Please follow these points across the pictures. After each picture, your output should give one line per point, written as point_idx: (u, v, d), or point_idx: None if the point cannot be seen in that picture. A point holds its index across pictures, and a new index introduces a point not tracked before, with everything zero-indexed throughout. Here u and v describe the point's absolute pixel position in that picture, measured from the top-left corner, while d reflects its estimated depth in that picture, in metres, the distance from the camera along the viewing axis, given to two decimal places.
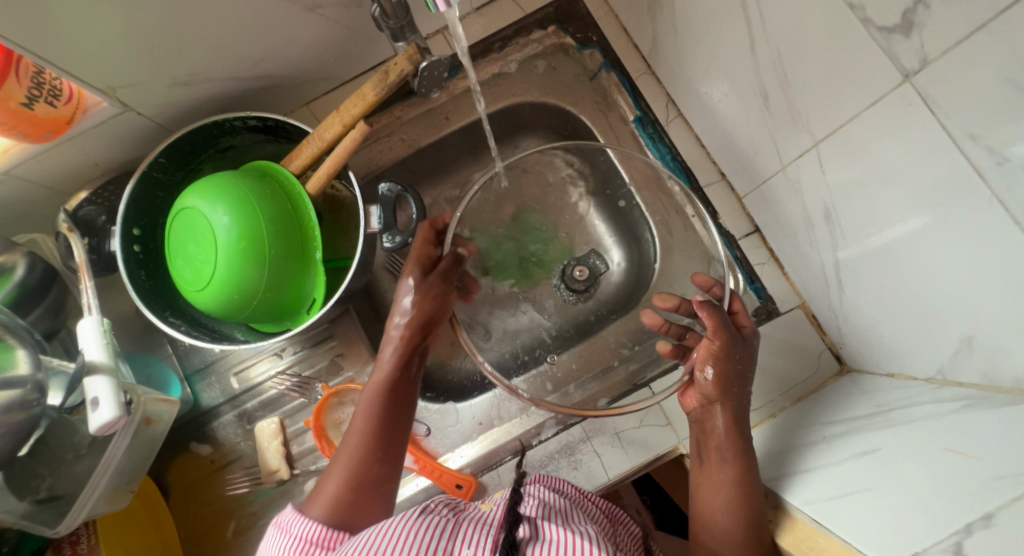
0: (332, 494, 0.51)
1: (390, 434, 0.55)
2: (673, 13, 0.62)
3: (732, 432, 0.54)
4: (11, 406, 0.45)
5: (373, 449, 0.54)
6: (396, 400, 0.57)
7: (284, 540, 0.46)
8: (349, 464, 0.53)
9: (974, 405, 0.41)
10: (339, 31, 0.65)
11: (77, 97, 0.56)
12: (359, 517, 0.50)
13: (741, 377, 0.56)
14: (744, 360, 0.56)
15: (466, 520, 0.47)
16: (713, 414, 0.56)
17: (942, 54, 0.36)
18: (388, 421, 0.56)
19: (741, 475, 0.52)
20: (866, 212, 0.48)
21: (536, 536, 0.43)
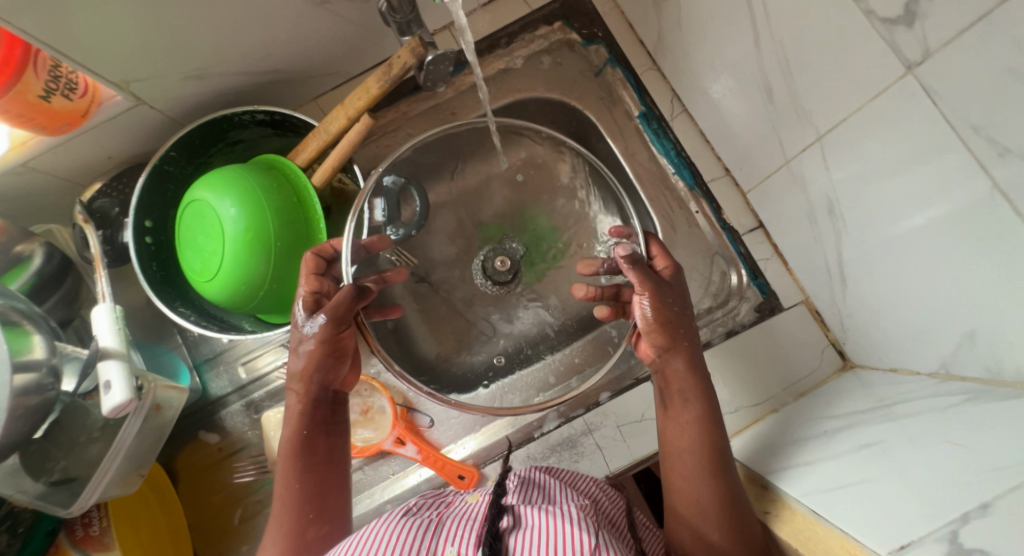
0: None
1: (314, 500, 0.53)
2: (678, 8, 0.63)
3: (693, 375, 0.56)
4: (29, 390, 0.46)
5: (297, 521, 0.52)
6: (309, 463, 0.54)
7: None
8: (276, 539, 0.51)
9: (976, 399, 0.41)
10: (347, 26, 0.66)
11: (93, 91, 0.58)
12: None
13: (683, 317, 0.57)
14: (678, 301, 0.58)
15: (449, 519, 0.47)
16: (671, 362, 0.56)
17: (945, 45, 0.36)
18: (307, 486, 0.54)
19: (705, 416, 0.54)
20: (869, 205, 0.48)
21: (517, 525, 0.43)
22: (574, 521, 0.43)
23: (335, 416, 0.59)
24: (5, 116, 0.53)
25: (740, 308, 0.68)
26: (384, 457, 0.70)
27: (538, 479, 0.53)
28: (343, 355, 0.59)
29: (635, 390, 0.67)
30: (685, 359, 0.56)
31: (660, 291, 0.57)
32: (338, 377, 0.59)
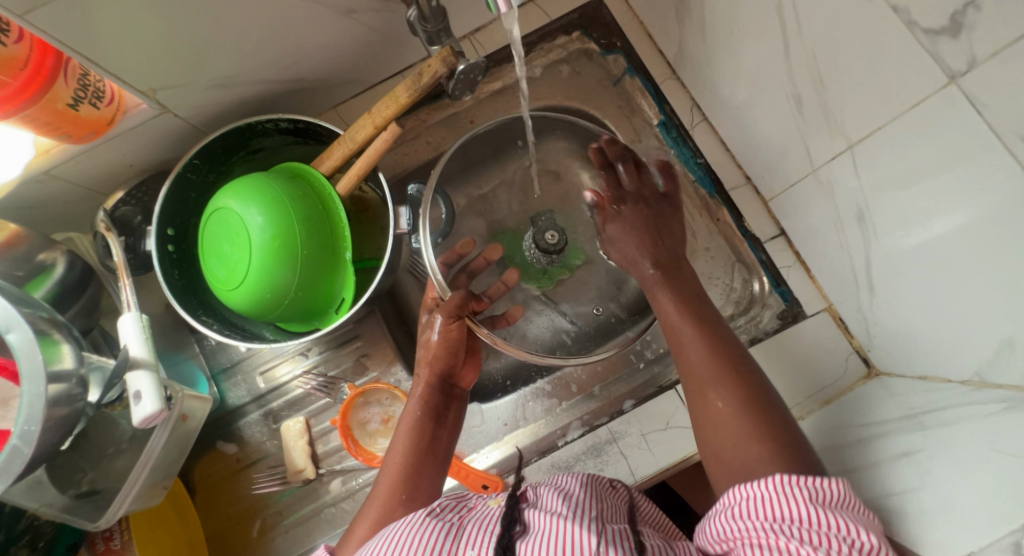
0: (363, 528, 0.50)
1: (416, 471, 0.55)
2: (701, 18, 0.63)
3: (660, 258, 0.64)
4: (60, 400, 0.45)
5: (399, 484, 0.54)
6: (419, 440, 0.58)
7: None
8: (378, 497, 0.53)
9: (1016, 406, 0.41)
10: (371, 35, 0.66)
11: (118, 99, 0.58)
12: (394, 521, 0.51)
13: (645, 214, 0.68)
14: (637, 214, 0.68)
15: (471, 522, 0.46)
16: (650, 273, 0.63)
17: (991, 56, 0.36)
18: (414, 458, 0.56)
19: (695, 315, 0.56)
20: (902, 213, 0.48)
21: (530, 530, 0.43)
22: (580, 523, 0.43)
23: (446, 410, 0.63)
24: (32, 123, 0.52)
25: (763, 315, 0.68)
26: None
27: (562, 478, 0.51)
28: (460, 353, 0.64)
29: (661, 397, 0.67)
30: (647, 253, 0.65)
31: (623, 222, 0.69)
32: (452, 375, 0.65)
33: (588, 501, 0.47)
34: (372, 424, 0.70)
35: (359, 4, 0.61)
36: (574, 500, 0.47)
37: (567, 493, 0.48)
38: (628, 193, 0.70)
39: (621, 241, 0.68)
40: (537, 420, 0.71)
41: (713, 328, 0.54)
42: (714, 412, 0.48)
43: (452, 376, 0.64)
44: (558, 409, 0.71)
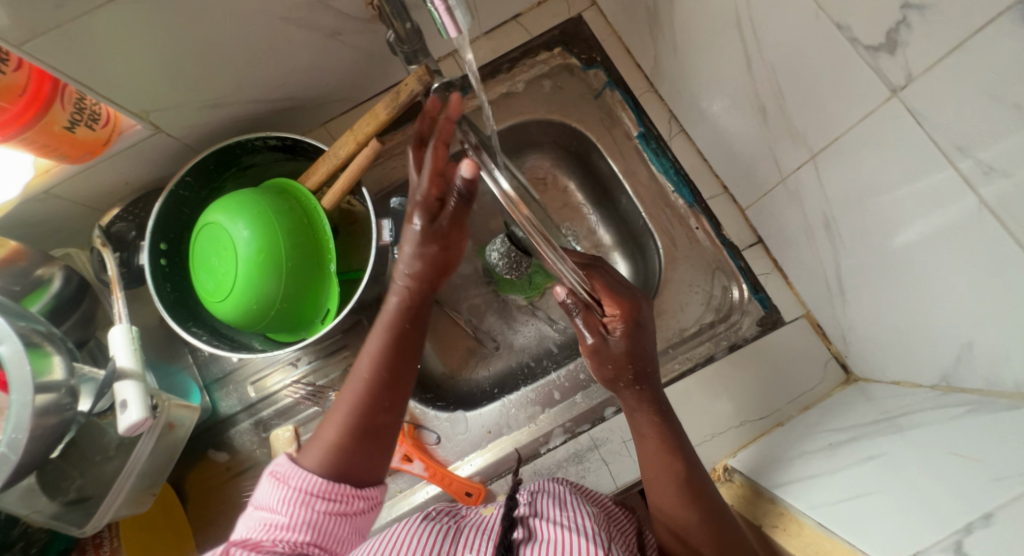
0: (326, 441, 0.53)
1: (391, 388, 0.55)
2: (672, 34, 0.65)
3: (649, 414, 0.57)
4: (50, 409, 0.48)
5: (371, 405, 0.54)
6: (399, 357, 0.56)
7: (284, 490, 0.48)
8: (347, 415, 0.53)
9: (977, 409, 0.42)
10: (356, 56, 0.69)
11: (114, 121, 0.60)
12: (362, 438, 0.53)
13: (624, 368, 0.57)
14: (624, 357, 0.57)
15: (467, 527, 0.52)
16: (645, 444, 0.56)
17: (927, 70, 0.37)
18: (390, 376, 0.55)
19: (689, 478, 0.54)
20: (863, 221, 0.49)
21: (531, 538, 0.49)
22: (585, 533, 0.48)
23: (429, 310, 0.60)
24: (31, 146, 0.55)
25: (742, 323, 0.68)
26: (392, 475, 0.70)
27: (551, 486, 0.57)
28: (453, 262, 0.59)
29: None
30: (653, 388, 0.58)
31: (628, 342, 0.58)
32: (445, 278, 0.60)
33: (579, 505, 0.52)
34: None
35: (342, 27, 0.63)
36: (568, 506, 0.52)
37: (560, 499, 0.53)
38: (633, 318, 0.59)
39: (613, 363, 0.57)
40: (519, 428, 0.71)
41: (697, 484, 0.53)
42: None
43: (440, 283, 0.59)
44: (539, 417, 0.71)
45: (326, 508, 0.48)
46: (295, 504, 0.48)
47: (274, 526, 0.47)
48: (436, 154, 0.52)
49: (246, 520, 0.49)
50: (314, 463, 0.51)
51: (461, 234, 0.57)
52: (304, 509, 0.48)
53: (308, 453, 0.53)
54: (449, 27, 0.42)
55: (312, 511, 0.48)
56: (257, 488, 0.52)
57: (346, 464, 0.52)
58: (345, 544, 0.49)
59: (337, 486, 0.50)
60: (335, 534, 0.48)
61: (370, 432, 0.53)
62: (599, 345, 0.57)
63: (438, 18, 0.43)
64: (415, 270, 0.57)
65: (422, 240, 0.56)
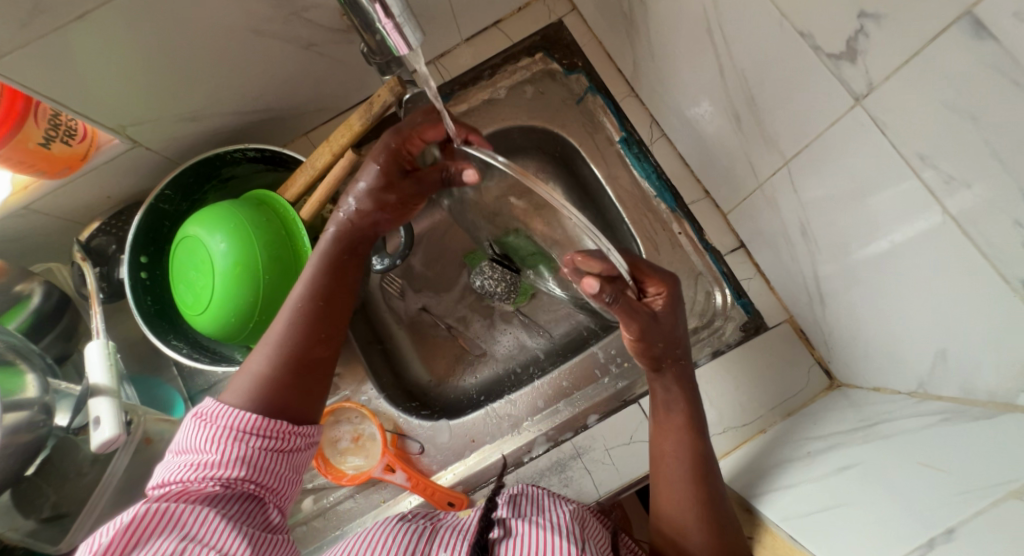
0: (254, 375, 0.52)
1: (323, 322, 0.55)
2: (648, 40, 0.64)
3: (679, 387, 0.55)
4: (22, 428, 0.49)
5: (305, 338, 0.54)
6: (330, 292, 0.56)
7: (212, 430, 0.48)
8: (275, 347, 0.53)
9: (951, 418, 0.42)
10: (334, 66, 0.69)
11: (91, 136, 0.61)
12: (295, 370, 0.53)
13: (670, 344, 0.54)
14: (670, 333, 0.54)
15: (443, 528, 0.52)
16: (670, 421, 0.55)
17: (886, 79, 0.37)
18: (323, 309, 0.56)
19: (701, 475, 0.52)
20: (836, 227, 0.48)
21: (509, 534, 0.49)
22: (561, 531, 0.48)
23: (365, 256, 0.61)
24: (8, 163, 0.55)
25: (725, 328, 0.68)
26: (375, 485, 0.70)
27: (531, 490, 0.58)
28: (396, 209, 0.60)
29: (623, 412, 0.67)
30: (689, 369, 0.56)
31: (670, 319, 0.54)
32: (383, 229, 0.62)
33: (560, 507, 0.53)
34: (344, 442, 0.72)
35: (318, 38, 0.63)
36: (548, 508, 0.52)
37: (539, 503, 0.54)
38: (675, 297, 0.54)
39: (662, 340, 0.54)
40: (504, 437, 0.71)
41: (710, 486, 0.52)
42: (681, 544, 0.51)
43: (382, 228, 0.61)
44: (524, 425, 0.71)
45: (260, 446, 0.49)
46: (225, 442, 0.47)
47: (204, 465, 0.47)
48: (437, 127, 0.57)
49: (169, 461, 0.49)
50: (242, 397, 0.51)
51: (415, 192, 0.60)
52: (235, 447, 0.48)
53: (235, 389, 0.52)
54: (399, 43, 0.43)
55: (244, 449, 0.48)
56: (181, 428, 0.51)
57: (278, 397, 0.51)
58: (280, 478, 0.50)
59: (272, 422, 0.49)
60: (269, 468, 0.49)
61: (304, 364, 0.53)
62: (647, 325, 0.53)
63: (388, 35, 0.43)
64: (364, 209, 0.58)
65: (382, 183, 0.57)
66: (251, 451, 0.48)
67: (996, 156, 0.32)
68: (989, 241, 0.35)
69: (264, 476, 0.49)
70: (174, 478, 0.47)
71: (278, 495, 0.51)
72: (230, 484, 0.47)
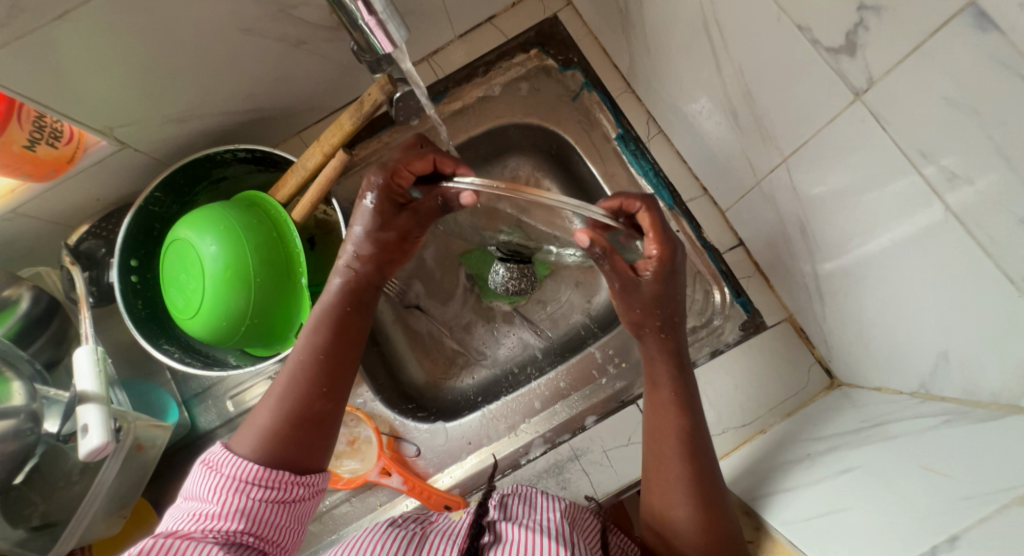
0: (259, 427, 0.51)
1: (327, 375, 0.54)
2: (644, 34, 0.63)
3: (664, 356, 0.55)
4: (6, 436, 0.48)
5: (308, 392, 0.52)
6: (333, 345, 0.55)
7: (216, 479, 0.48)
8: (279, 400, 0.52)
9: (953, 420, 0.41)
10: (324, 64, 0.67)
11: (77, 138, 0.60)
12: (298, 425, 0.51)
13: (652, 312, 0.55)
14: (652, 302, 0.55)
15: (434, 534, 0.52)
16: (658, 397, 0.54)
17: (887, 74, 0.35)
18: (324, 360, 0.54)
19: (691, 451, 0.52)
20: (836, 224, 0.47)
21: (499, 540, 0.49)
22: (551, 533, 0.48)
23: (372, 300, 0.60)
24: None
25: (725, 327, 0.67)
26: (371, 488, 0.69)
27: (523, 489, 0.57)
28: (399, 248, 0.60)
29: (621, 414, 0.67)
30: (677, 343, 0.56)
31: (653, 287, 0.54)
32: (388, 270, 0.60)
33: (552, 505, 0.53)
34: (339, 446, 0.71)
35: (308, 36, 0.62)
36: (541, 508, 0.52)
37: (531, 501, 0.53)
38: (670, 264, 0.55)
39: (640, 307, 0.55)
40: (501, 439, 0.70)
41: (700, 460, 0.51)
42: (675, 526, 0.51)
43: (387, 271, 0.60)
44: (520, 427, 0.70)
45: (260, 497, 0.48)
46: (226, 493, 0.47)
47: (205, 516, 0.46)
48: (423, 159, 0.58)
49: (176, 508, 0.49)
50: (246, 449, 0.50)
51: (415, 224, 0.60)
52: (236, 497, 0.47)
53: (241, 438, 0.52)
54: (382, 40, 0.44)
55: (244, 500, 0.47)
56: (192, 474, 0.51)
57: (279, 451, 0.50)
58: (281, 530, 0.49)
59: (274, 472, 0.49)
60: (269, 521, 0.48)
61: (305, 418, 0.52)
62: (626, 287, 0.55)
63: (372, 35, 0.44)
64: (363, 251, 0.57)
65: (378, 224, 0.57)
66: (252, 503, 0.47)
67: (1000, 152, 0.31)
68: (992, 239, 0.34)
69: (264, 528, 0.48)
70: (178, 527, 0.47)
71: (279, 547, 0.49)
72: (229, 537, 0.46)
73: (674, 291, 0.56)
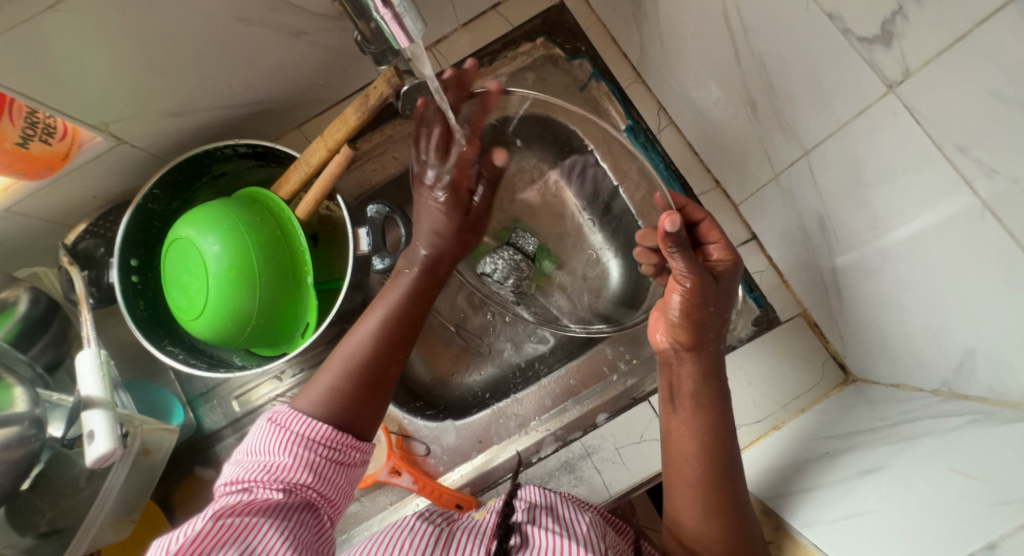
0: (329, 385, 0.54)
1: (400, 343, 0.58)
2: (657, 22, 0.61)
3: (707, 387, 0.53)
4: (11, 444, 0.47)
5: (381, 355, 0.57)
6: (407, 317, 0.60)
7: (285, 435, 0.49)
8: (351, 362, 0.55)
9: (980, 421, 0.40)
10: (326, 55, 0.65)
11: (72, 134, 0.57)
12: (367, 383, 0.55)
13: (716, 317, 0.53)
14: (723, 299, 0.54)
15: (460, 531, 0.51)
16: (686, 393, 0.53)
17: (925, 65, 0.34)
18: (398, 333, 0.58)
19: (720, 460, 0.50)
20: (859, 218, 0.46)
21: (526, 544, 0.47)
22: (572, 537, 0.47)
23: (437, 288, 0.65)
24: None
25: (738, 323, 0.65)
26: (381, 487, 0.69)
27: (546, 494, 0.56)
28: (471, 242, 0.66)
29: (632, 410, 0.66)
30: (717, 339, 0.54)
31: (725, 280, 0.55)
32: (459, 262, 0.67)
33: (579, 518, 0.51)
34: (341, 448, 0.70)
35: (309, 25, 0.60)
36: (564, 515, 0.51)
37: (553, 510, 0.52)
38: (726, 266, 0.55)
39: (712, 305, 0.53)
40: (512, 437, 0.69)
41: (727, 467, 0.50)
42: (693, 526, 0.49)
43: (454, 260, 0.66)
44: (532, 425, 0.69)
45: (324, 455, 0.50)
46: (295, 448, 0.48)
47: (274, 468, 0.47)
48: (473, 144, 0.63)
49: (239, 461, 0.49)
50: (312, 405, 0.53)
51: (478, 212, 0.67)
52: (305, 453, 0.48)
53: (306, 397, 0.54)
54: (400, 36, 0.42)
55: (312, 457, 0.49)
56: (250, 434, 0.52)
57: (346, 409, 0.53)
58: (337, 492, 0.50)
59: (340, 435, 0.51)
60: (331, 479, 0.50)
61: (375, 378, 0.56)
62: (702, 286, 0.52)
63: (387, 28, 0.42)
64: (441, 249, 0.64)
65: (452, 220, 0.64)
66: (319, 458, 0.49)
67: None
68: None
69: (323, 485, 0.49)
70: (244, 478, 0.47)
71: (332, 508, 0.50)
72: (295, 490, 0.47)
73: (732, 281, 0.55)
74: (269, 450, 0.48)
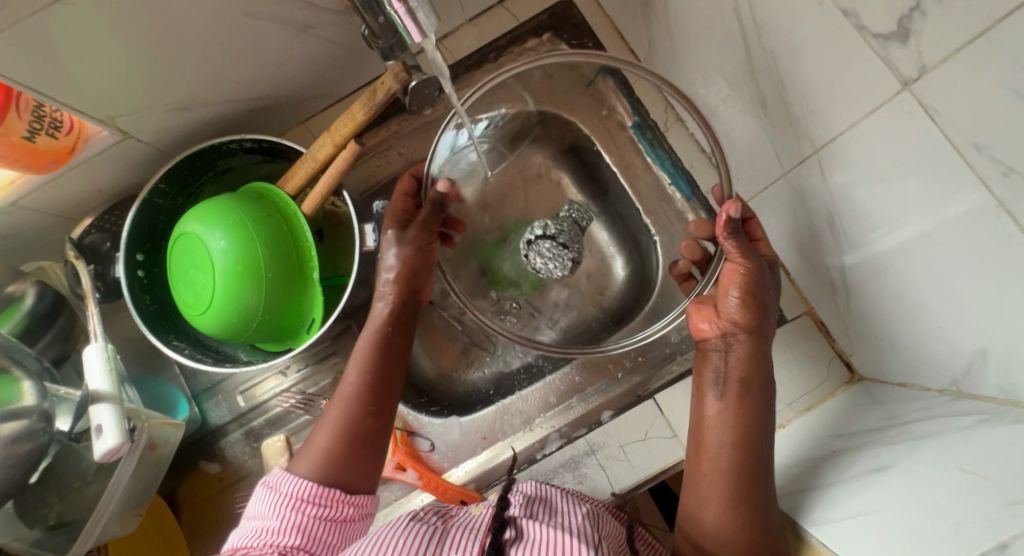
0: (322, 450, 0.54)
1: (381, 389, 0.57)
2: (666, 18, 0.61)
3: (756, 371, 0.53)
4: (19, 437, 0.47)
5: (360, 409, 0.55)
6: (380, 364, 0.58)
7: (275, 497, 0.50)
8: (337, 423, 0.55)
9: (990, 421, 0.40)
10: (333, 50, 0.65)
11: (79, 127, 0.57)
12: (354, 441, 0.54)
13: (772, 305, 0.54)
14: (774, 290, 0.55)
15: (454, 528, 0.51)
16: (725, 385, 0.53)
17: (942, 61, 0.34)
18: (374, 381, 0.57)
19: (749, 455, 0.50)
20: (868, 217, 0.46)
21: (521, 537, 0.47)
22: (575, 532, 0.47)
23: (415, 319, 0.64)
24: None
25: None
26: (385, 483, 0.69)
27: (543, 488, 0.57)
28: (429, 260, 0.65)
29: (636, 409, 0.66)
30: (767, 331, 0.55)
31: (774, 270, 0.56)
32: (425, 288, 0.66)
33: (574, 510, 0.51)
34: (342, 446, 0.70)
35: (316, 20, 0.60)
36: (559, 507, 0.52)
37: (551, 505, 0.52)
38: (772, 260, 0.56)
39: (773, 291, 0.54)
40: (515, 434, 0.69)
41: (757, 463, 0.50)
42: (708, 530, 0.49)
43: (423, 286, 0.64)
44: (536, 422, 0.69)
45: (315, 514, 0.50)
46: (284, 510, 0.49)
47: (264, 531, 0.48)
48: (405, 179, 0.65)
49: (240, 530, 0.51)
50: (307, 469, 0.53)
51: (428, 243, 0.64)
52: (293, 514, 0.49)
53: (302, 461, 0.54)
54: (412, 31, 0.42)
55: (301, 516, 0.49)
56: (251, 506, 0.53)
57: (339, 472, 0.53)
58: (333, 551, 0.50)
59: (329, 490, 0.51)
60: (323, 538, 0.49)
61: (360, 434, 0.55)
62: (766, 273, 0.53)
63: (400, 22, 0.42)
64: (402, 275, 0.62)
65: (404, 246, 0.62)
66: (308, 519, 0.49)
67: None
68: None
69: (315, 543, 0.48)
70: (240, 545, 0.48)
71: None
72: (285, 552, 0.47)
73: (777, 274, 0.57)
74: (262, 516, 0.49)
